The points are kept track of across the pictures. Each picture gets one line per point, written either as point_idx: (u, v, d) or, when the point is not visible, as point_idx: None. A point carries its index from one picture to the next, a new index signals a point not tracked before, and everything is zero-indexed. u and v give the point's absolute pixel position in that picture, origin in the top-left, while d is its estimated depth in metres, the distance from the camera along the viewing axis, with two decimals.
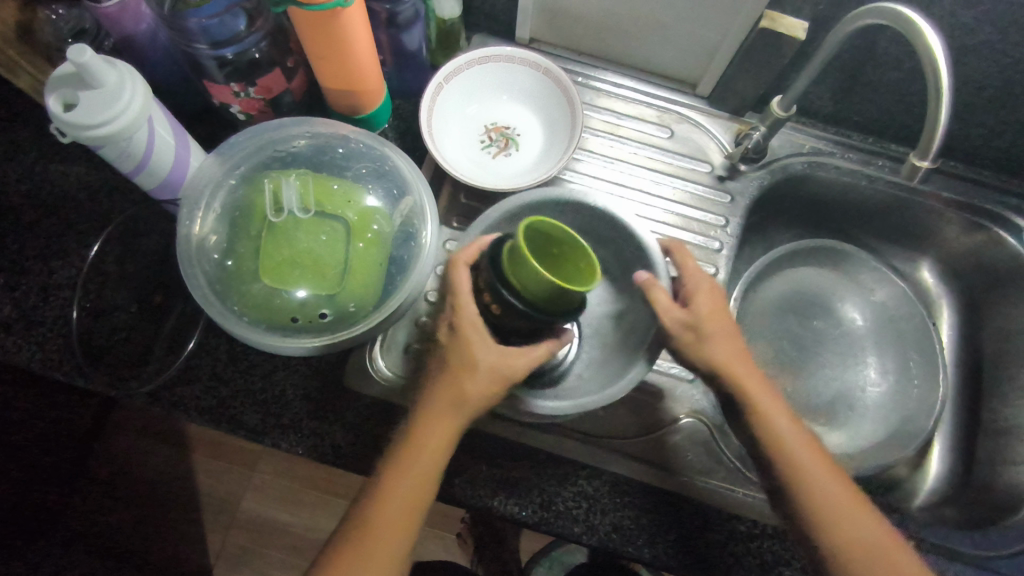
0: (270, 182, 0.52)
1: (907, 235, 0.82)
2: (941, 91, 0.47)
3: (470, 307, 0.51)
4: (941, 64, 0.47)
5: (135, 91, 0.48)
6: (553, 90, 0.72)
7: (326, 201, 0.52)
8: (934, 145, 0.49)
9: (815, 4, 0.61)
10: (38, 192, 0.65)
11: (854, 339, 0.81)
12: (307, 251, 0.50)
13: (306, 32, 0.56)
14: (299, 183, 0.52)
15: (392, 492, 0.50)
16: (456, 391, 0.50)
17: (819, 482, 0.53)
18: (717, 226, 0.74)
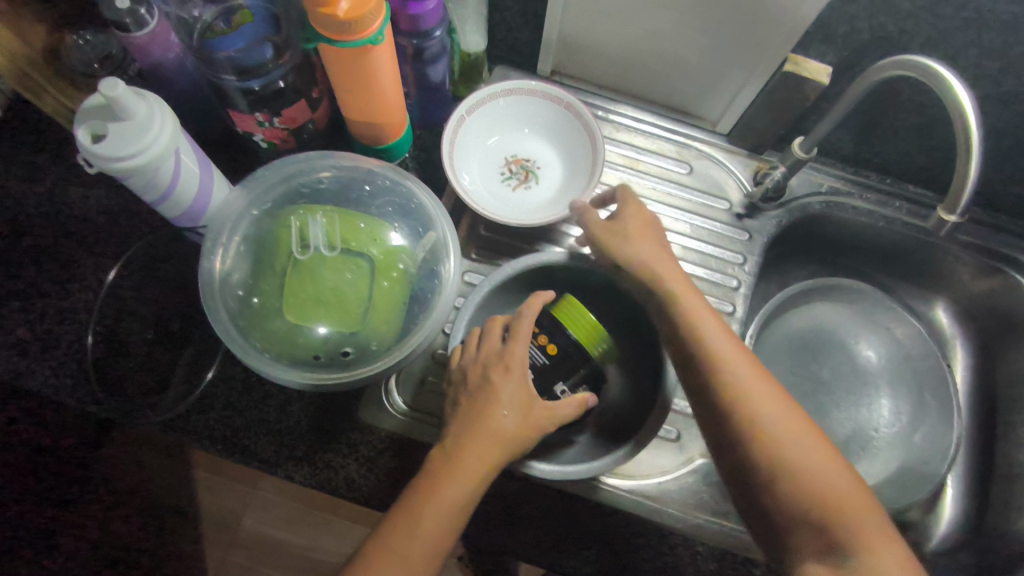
0: (297, 220, 0.52)
1: (923, 275, 0.82)
2: (971, 147, 0.47)
3: (520, 351, 0.52)
4: (972, 120, 0.47)
5: (165, 122, 0.48)
6: (574, 126, 0.72)
7: (352, 238, 0.52)
8: (962, 200, 0.48)
9: (840, 49, 0.61)
10: (57, 215, 0.65)
11: (869, 378, 0.81)
12: (332, 289, 0.50)
13: (333, 65, 0.56)
14: (325, 220, 0.52)
15: (428, 510, 0.47)
16: (498, 423, 0.49)
17: (831, 495, 0.49)
18: (735, 264, 0.74)
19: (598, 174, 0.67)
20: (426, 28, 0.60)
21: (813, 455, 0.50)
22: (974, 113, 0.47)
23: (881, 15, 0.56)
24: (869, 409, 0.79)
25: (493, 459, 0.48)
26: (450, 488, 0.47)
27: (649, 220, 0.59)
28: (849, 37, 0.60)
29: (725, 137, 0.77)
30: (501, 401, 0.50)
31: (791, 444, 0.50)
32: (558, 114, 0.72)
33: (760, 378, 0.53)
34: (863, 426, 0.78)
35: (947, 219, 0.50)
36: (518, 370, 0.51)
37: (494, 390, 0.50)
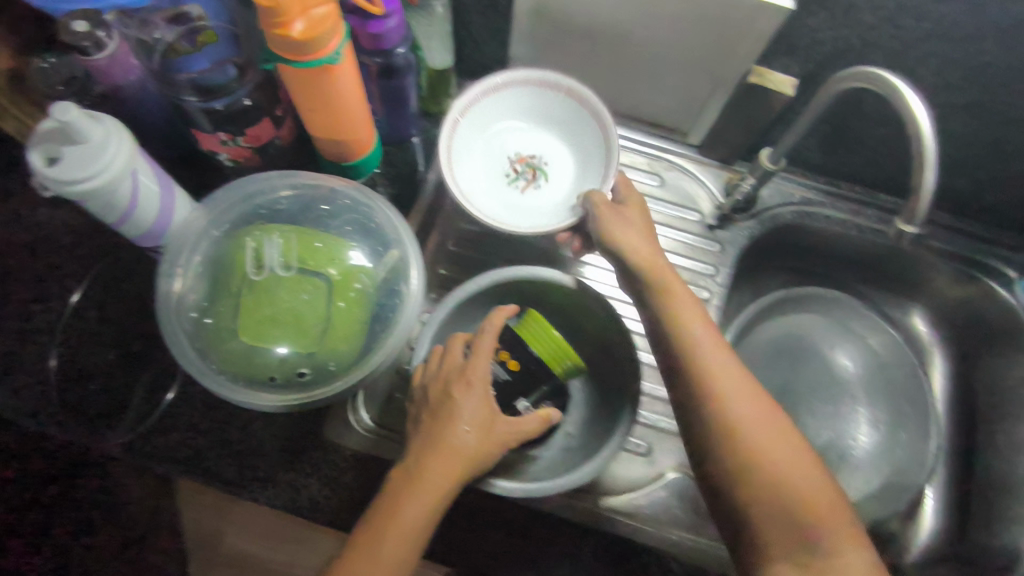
0: (253, 240, 0.52)
1: (899, 283, 0.82)
2: (926, 160, 0.47)
3: (481, 366, 0.51)
4: (927, 132, 0.47)
5: (120, 144, 0.48)
6: (587, 123, 0.69)
7: (309, 259, 0.52)
8: (921, 211, 0.48)
9: (803, 62, 0.61)
10: (23, 236, 0.65)
11: (847, 387, 0.80)
12: (288, 310, 0.50)
13: (293, 85, 0.56)
14: (282, 240, 0.52)
15: (384, 536, 0.46)
16: (452, 444, 0.48)
17: (787, 481, 0.46)
18: (706, 275, 0.74)
19: (613, 173, 0.64)
20: (388, 47, 0.60)
21: (771, 437, 0.48)
22: (930, 126, 0.47)
23: (842, 27, 0.56)
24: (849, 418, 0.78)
25: (454, 476, 0.48)
26: (410, 506, 0.47)
27: (647, 215, 0.61)
28: (810, 49, 0.60)
29: (696, 150, 0.77)
30: (459, 417, 0.49)
31: (751, 418, 0.49)
32: (568, 108, 0.69)
33: (720, 353, 0.52)
34: (844, 436, 0.77)
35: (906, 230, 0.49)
36: (480, 387, 0.50)
37: (455, 404, 0.49)
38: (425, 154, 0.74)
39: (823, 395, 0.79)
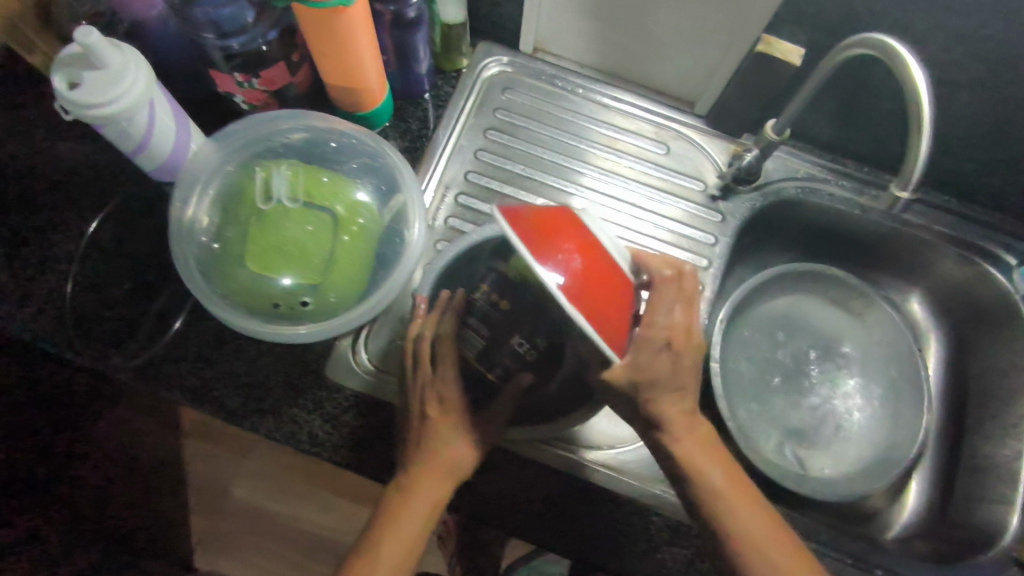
0: (262, 172, 0.54)
1: (901, 266, 0.83)
2: (922, 124, 0.48)
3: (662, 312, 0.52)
4: (922, 92, 0.47)
5: (138, 73, 0.51)
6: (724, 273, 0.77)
7: (314, 192, 0.54)
8: (914, 175, 0.50)
9: (811, 31, 0.61)
10: (60, 161, 0.68)
11: (842, 364, 0.82)
12: (293, 240, 0.52)
13: (306, 24, 0.56)
14: (289, 172, 0.54)
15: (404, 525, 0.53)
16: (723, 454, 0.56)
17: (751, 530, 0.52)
18: (706, 244, 0.74)
19: (728, 241, 0.75)
20: None
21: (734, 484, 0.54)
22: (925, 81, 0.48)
23: None
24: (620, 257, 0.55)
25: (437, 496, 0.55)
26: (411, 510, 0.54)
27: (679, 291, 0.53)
28: (819, 18, 0.59)
29: (704, 120, 0.77)
30: (468, 432, 0.57)
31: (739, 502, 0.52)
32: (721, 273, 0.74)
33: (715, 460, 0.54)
34: (854, 387, 0.81)
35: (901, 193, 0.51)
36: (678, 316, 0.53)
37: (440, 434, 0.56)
38: (434, 111, 0.74)
39: (824, 353, 0.83)
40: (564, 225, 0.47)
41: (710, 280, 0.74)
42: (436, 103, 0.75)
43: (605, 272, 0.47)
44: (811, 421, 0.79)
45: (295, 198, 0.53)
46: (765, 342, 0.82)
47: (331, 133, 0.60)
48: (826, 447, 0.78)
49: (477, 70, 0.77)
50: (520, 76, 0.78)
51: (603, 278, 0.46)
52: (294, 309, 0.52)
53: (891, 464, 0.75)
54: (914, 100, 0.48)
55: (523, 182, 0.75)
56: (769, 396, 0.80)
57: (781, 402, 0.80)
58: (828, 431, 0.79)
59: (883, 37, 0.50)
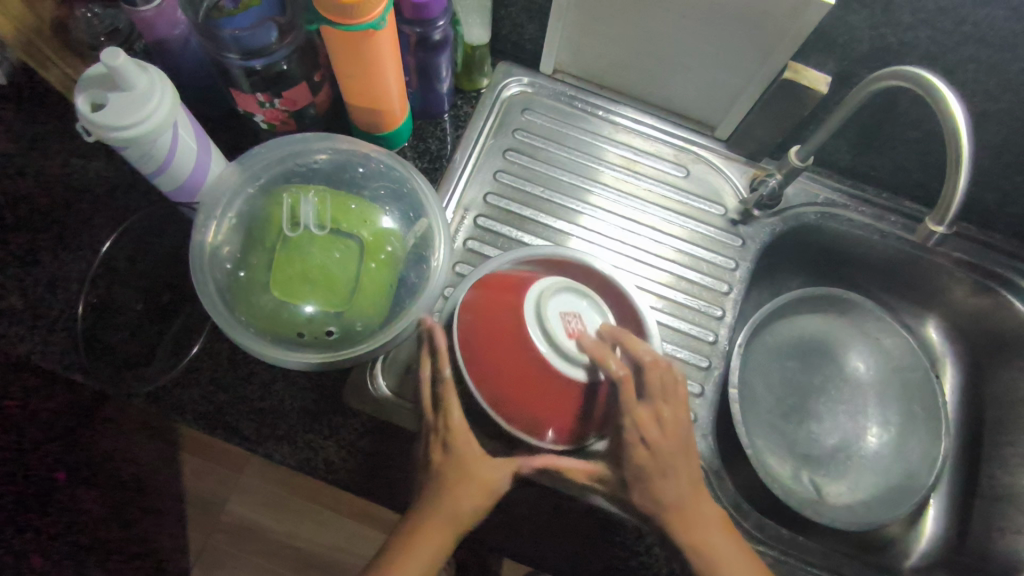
0: (289, 197, 0.53)
1: (917, 292, 0.82)
2: (961, 158, 0.48)
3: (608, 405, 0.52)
4: (962, 127, 0.47)
5: (163, 95, 0.50)
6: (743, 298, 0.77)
7: (342, 219, 0.53)
8: (951, 211, 0.50)
9: (838, 59, 0.61)
10: (70, 179, 0.66)
11: (858, 389, 0.82)
12: (320, 268, 0.51)
13: (333, 48, 0.56)
14: (317, 199, 0.53)
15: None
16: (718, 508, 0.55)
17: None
18: (727, 269, 0.74)
19: (748, 265, 0.75)
20: (429, 17, 0.60)
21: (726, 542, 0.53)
22: (961, 110, 0.48)
23: (882, 26, 0.56)
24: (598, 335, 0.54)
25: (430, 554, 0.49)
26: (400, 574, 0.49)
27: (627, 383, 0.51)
28: (848, 47, 0.60)
29: (724, 144, 0.77)
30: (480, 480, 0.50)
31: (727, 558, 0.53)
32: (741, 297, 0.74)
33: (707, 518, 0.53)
34: (871, 412, 0.80)
35: (936, 230, 0.51)
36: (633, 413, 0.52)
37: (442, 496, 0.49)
38: (453, 131, 0.74)
39: (840, 378, 0.82)
40: (497, 314, 0.52)
41: (732, 305, 0.73)
42: (455, 124, 0.74)
43: (526, 372, 0.50)
44: (828, 445, 0.79)
45: (321, 225, 0.52)
46: (781, 367, 0.82)
47: (359, 157, 0.59)
48: (842, 474, 0.77)
49: (498, 90, 0.76)
50: (540, 97, 0.78)
51: (524, 383, 0.50)
52: (318, 336, 0.52)
53: (909, 494, 0.74)
54: (953, 134, 0.48)
55: (542, 204, 0.74)
56: (785, 422, 0.79)
57: (798, 428, 0.79)
58: (844, 458, 0.78)
59: (920, 72, 0.51)
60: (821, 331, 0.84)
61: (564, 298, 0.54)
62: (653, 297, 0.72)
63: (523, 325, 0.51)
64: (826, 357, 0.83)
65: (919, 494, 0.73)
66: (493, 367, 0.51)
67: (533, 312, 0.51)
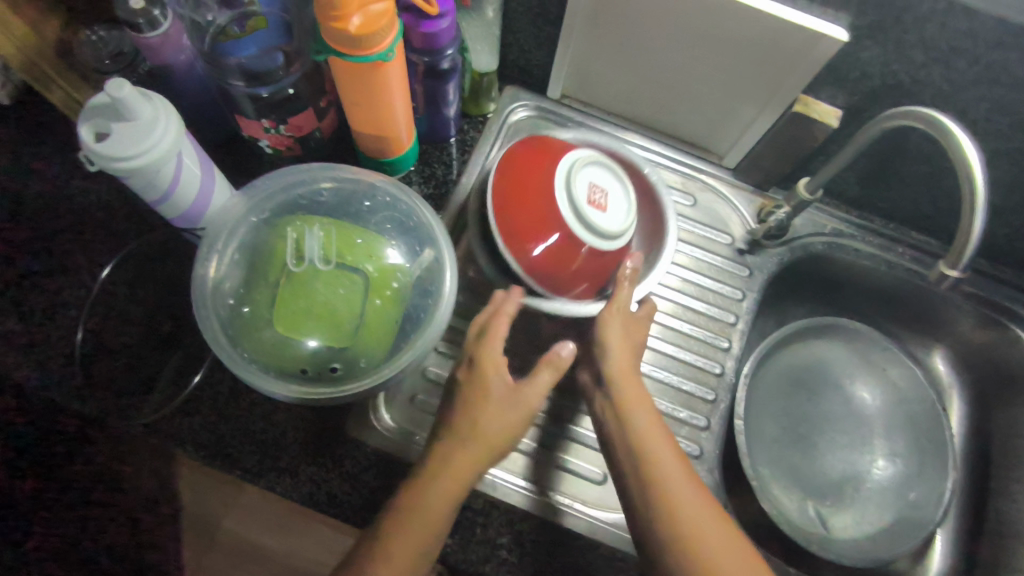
0: (293, 231, 0.53)
1: (924, 323, 0.82)
2: (976, 201, 0.47)
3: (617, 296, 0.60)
4: (976, 167, 0.47)
5: (167, 125, 0.50)
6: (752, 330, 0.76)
7: (347, 253, 0.53)
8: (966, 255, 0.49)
9: (848, 93, 0.61)
10: (70, 202, 0.66)
11: (865, 419, 0.81)
12: (325, 303, 0.51)
13: (340, 77, 0.55)
14: (322, 233, 0.53)
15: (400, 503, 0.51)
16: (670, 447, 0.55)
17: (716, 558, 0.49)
18: (735, 299, 0.73)
19: (755, 296, 0.74)
20: (438, 47, 0.59)
21: (682, 479, 0.52)
22: (976, 152, 0.47)
23: (893, 63, 0.56)
24: (610, 211, 0.60)
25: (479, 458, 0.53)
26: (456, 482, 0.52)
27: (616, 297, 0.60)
28: (858, 82, 0.59)
29: (731, 172, 0.76)
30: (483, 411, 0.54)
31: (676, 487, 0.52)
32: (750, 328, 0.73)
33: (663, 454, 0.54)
34: (879, 444, 0.79)
35: (947, 274, 0.50)
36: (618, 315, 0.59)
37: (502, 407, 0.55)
38: (459, 156, 0.73)
39: (846, 408, 0.82)
40: (528, 169, 0.60)
41: (739, 336, 0.72)
42: (461, 150, 0.73)
43: (543, 218, 0.58)
44: (834, 477, 0.78)
45: (325, 259, 0.52)
46: (787, 397, 0.81)
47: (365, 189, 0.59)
48: (848, 507, 0.76)
49: (504, 115, 0.76)
50: (546, 122, 0.77)
51: (524, 211, 0.59)
52: (320, 372, 0.51)
53: (917, 529, 0.73)
54: (966, 173, 0.47)
55: None
56: (792, 452, 0.78)
57: (803, 459, 0.78)
58: (851, 491, 0.77)
59: (937, 112, 0.50)
60: (829, 359, 0.83)
61: (595, 172, 0.60)
62: (660, 327, 0.71)
63: (551, 179, 0.59)
64: (832, 387, 0.82)
65: (926, 529, 0.72)
66: (515, 204, 0.59)
67: (563, 173, 0.59)
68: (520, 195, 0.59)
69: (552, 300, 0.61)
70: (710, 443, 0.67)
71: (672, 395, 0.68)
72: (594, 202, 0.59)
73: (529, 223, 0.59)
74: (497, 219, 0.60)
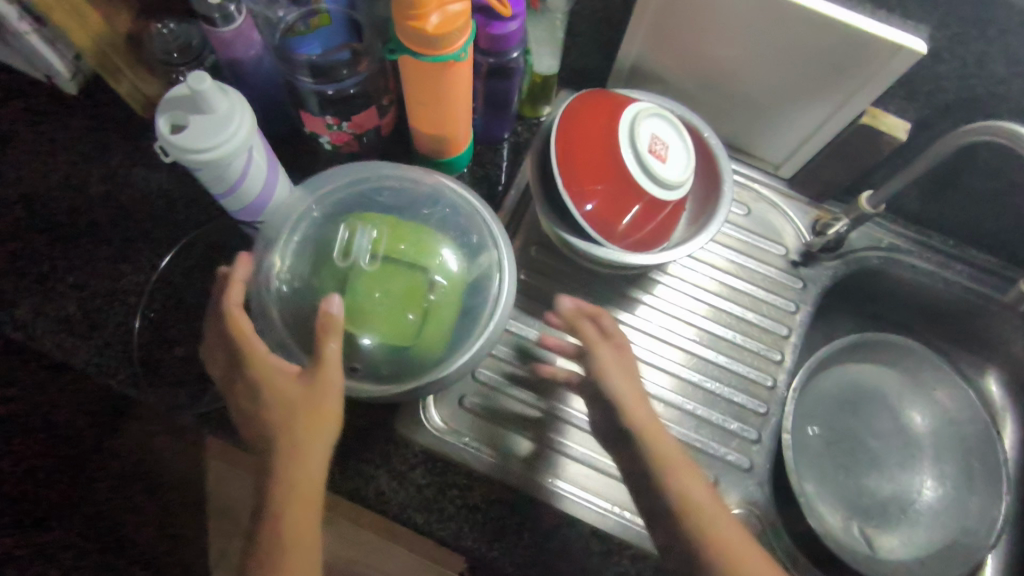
0: (348, 229, 0.54)
1: (979, 343, 0.80)
2: None
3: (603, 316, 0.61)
4: None
5: (242, 120, 0.50)
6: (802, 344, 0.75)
7: (397, 252, 0.53)
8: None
9: (920, 106, 0.60)
10: (131, 190, 0.66)
11: (914, 439, 0.79)
12: (372, 304, 0.51)
13: (408, 76, 0.56)
14: (374, 233, 0.53)
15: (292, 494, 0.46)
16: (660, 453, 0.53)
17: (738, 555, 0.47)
18: (787, 311, 0.73)
19: (808, 309, 0.73)
20: (505, 49, 0.59)
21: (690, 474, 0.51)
22: None
23: (972, 77, 0.55)
24: (669, 164, 0.59)
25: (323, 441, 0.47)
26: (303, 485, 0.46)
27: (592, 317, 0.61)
28: (932, 95, 0.59)
29: (787, 183, 0.75)
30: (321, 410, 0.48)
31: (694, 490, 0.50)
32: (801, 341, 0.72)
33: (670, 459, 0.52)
34: (926, 465, 0.78)
35: None
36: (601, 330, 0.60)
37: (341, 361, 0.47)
38: (513, 158, 0.73)
39: (894, 427, 0.80)
40: (591, 120, 0.60)
41: (790, 349, 0.71)
42: (515, 152, 0.73)
43: (603, 165, 0.59)
44: (882, 497, 0.76)
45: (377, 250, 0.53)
46: (834, 413, 0.80)
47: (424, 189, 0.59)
48: (895, 528, 0.75)
49: None
50: None
51: (584, 154, 0.59)
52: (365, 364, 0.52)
53: (963, 553, 0.72)
54: None
55: None
56: (838, 469, 0.77)
57: (850, 477, 0.77)
58: (897, 512, 0.75)
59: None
60: (878, 377, 0.82)
61: (659, 127, 0.60)
62: (710, 337, 0.71)
63: (611, 129, 0.59)
64: (881, 405, 0.81)
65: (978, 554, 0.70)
66: (574, 151, 0.59)
67: (626, 125, 0.59)
68: (581, 144, 0.59)
69: (609, 248, 0.60)
70: (760, 456, 0.66)
71: (721, 406, 0.68)
72: (654, 150, 0.59)
73: (587, 167, 0.59)
74: (559, 165, 0.60)
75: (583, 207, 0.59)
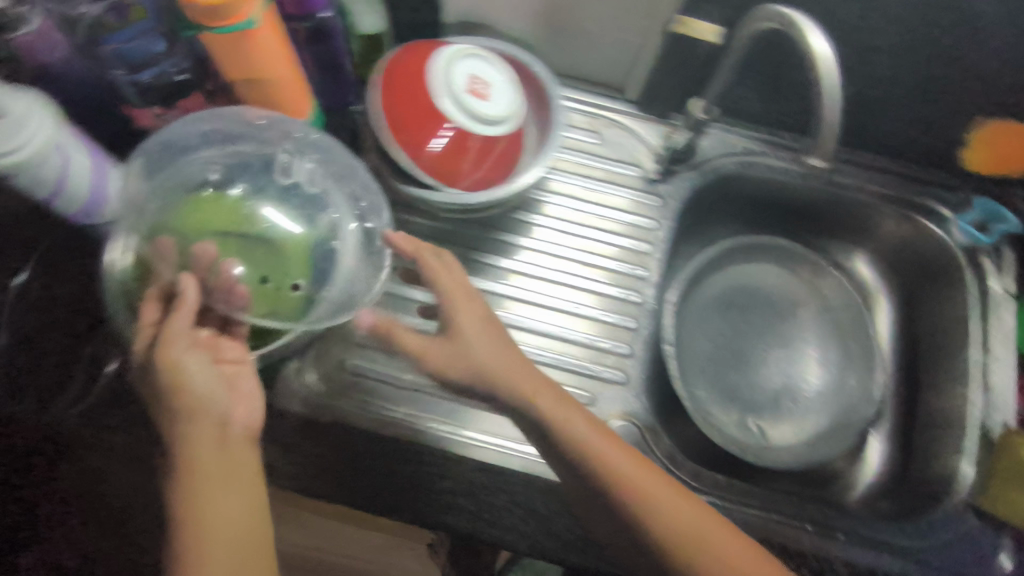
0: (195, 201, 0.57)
1: (848, 230, 0.84)
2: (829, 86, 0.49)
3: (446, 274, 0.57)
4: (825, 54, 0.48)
5: (41, 118, 0.50)
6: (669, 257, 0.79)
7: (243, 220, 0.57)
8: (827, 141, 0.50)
9: (724, 8, 0.62)
10: None
11: (798, 331, 0.84)
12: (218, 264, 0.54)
13: (217, 52, 0.56)
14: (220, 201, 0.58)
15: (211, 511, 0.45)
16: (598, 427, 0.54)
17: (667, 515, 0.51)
18: (649, 229, 0.75)
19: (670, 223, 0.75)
20: (313, 11, 0.60)
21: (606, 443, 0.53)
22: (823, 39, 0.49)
23: None
24: (493, 101, 0.61)
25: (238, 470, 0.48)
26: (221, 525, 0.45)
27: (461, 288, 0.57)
28: None
29: (636, 106, 0.78)
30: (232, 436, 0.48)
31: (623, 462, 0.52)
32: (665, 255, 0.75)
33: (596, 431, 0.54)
34: (811, 354, 0.82)
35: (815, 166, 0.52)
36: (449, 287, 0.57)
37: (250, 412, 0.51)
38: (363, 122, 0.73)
39: (780, 324, 0.84)
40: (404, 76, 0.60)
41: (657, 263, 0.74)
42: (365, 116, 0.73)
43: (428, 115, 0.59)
44: (773, 392, 0.80)
45: (195, 233, 0.55)
46: (722, 319, 0.83)
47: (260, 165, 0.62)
48: (786, 418, 0.79)
49: None
50: None
51: (407, 109, 0.60)
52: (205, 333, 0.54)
53: (845, 428, 0.77)
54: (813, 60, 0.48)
55: None
56: (729, 371, 0.81)
57: (740, 376, 0.80)
58: (787, 402, 0.79)
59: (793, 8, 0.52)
60: (756, 278, 0.85)
61: (474, 67, 0.61)
62: (579, 264, 0.73)
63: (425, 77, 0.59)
64: (764, 305, 0.85)
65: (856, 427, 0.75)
66: (397, 106, 0.60)
67: (436, 70, 0.59)
68: (401, 100, 0.60)
69: (449, 191, 0.62)
70: (636, 369, 0.69)
71: (596, 327, 0.71)
72: (474, 90, 0.60)
73: (414, 120, 0.59)
74: (385, 114, 0.60)
75: (423, 158, 0.60)
